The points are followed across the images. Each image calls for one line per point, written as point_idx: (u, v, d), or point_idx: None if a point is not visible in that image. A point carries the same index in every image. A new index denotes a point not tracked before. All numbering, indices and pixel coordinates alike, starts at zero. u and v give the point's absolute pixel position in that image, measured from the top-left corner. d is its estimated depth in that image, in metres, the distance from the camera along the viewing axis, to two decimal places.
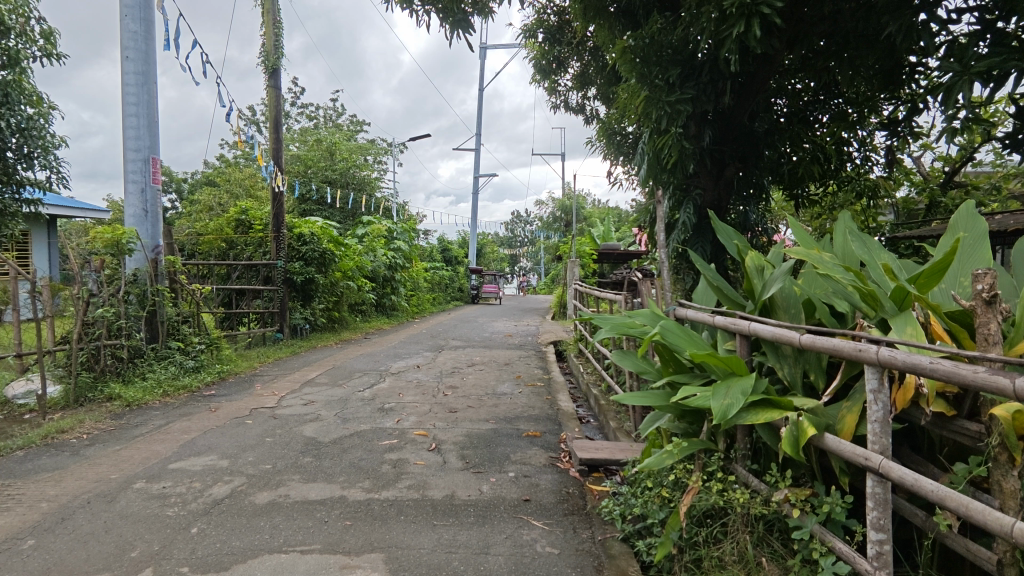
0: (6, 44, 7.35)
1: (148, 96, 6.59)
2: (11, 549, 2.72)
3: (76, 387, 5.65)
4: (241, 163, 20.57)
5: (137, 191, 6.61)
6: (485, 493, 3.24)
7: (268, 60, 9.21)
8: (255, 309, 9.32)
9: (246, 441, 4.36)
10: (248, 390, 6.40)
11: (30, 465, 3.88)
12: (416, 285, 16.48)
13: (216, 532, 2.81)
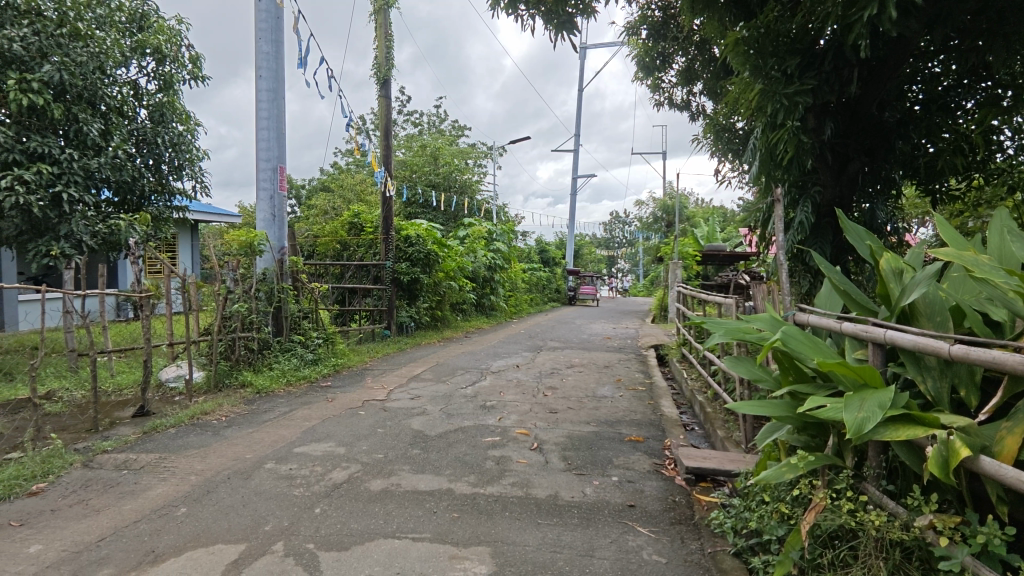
0: (162, 69, 8.36)
1: (277, 110, 7.20)
2: (168, 514, 3.09)
3: (216, 374, 6.30)
4: (353, 170, 21.95)
5: (267, 197, 7.23)
6: (589, 496, 3.22)
7: (380, 71, 9.77)
8: (365, 307, 9.90)
9: (360, 430, 4.65)
10: (360, 383, 6.81)
11: (180, 442, 4.39)
12: (515, 285, 16.72)
13: (336, 513, 3.02)
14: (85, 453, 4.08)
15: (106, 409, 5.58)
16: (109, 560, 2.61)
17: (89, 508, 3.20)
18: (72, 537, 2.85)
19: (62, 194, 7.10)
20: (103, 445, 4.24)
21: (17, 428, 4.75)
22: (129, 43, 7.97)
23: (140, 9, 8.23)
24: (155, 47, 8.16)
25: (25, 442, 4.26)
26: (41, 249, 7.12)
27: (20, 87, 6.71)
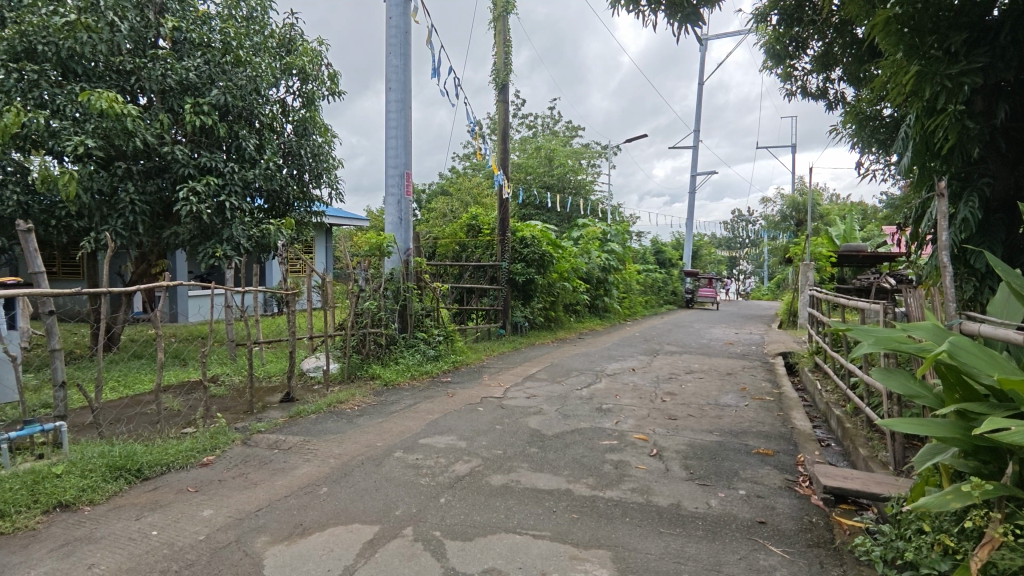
0: (305, 88, 9.20)
1: (404, 119, 7.62)
2: (312, 492, 3.41)
3: (349, 365, 6.82)
4: (470, 174, 22.76)
5: (395, 202, 7.68)
6: (714, 508, 3.08)
7: (499, 76, 10.02)
8: (482, 306, 10.22)
9: (479, 426, 4.81)
10: (478, 380, 7.05)
11: (321, 428, 4.81)
12: (630, 287, 16.38)
13: (460, 504, 3.15)
14: (244, 432, 4.60)
15: (259, 393, 6.26)
16: (265, 529, 2.93)
17: (249, 480, 3.61)
18: (236, 505, 3.23)
19: (225, 203, 8.04)
20: (258, 426, 4.76)
21: (191, 407, 5.47)
22: (280, 65, 8.87)
23: (289, 34, 9.14)
24: (301, 67, 8.99)
25: (198, 419, 4.90)
26: (208, 251, 8.08)
27: (194, 110, 7.74)
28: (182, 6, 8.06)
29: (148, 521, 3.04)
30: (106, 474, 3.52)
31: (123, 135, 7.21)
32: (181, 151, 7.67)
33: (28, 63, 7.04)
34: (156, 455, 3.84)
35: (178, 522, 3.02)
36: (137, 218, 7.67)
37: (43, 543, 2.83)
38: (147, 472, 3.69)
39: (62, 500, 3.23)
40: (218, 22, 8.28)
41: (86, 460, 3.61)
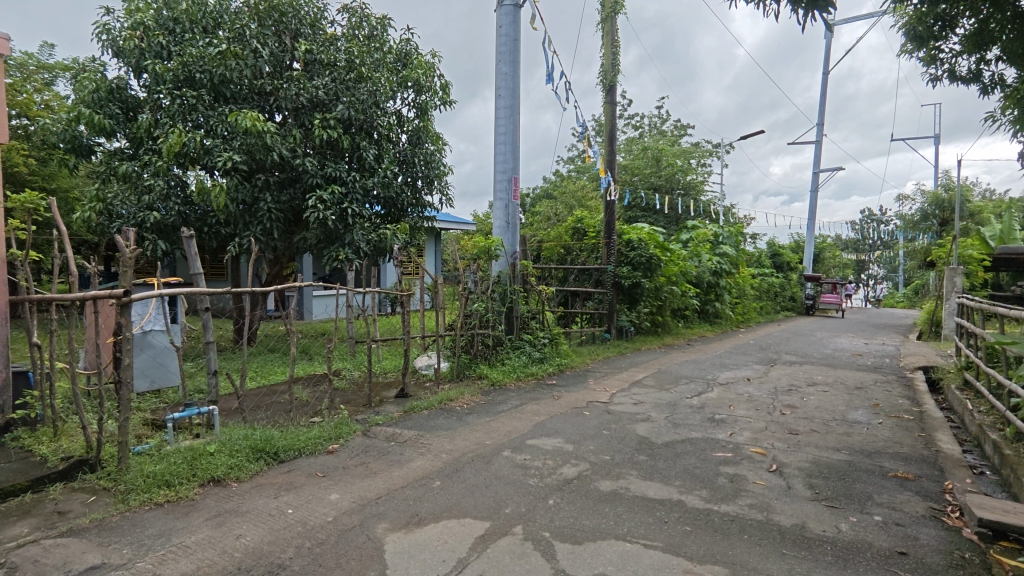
0: (420, 99, 9.67)
1: (513, 125, 7.76)
2: (427, 485, 3.57)
3: (459, 364, 7.07)
4: (575, 177, 22.75)
5: (502, 206, 7.84)
6: (844, 533, 2.84)
7: (607, 77, 9.93)
8: (587, 310, 10.17)
9: (586, 430, 4.79)
10: (583, 384, 7.02)
11: (433, 423, 5.03)
12: (743, 292, 15.51)
13: (569, 507, 3.16)
14: (364, 424, 4.92)
15: (376, 388, 6.66)
16: (385, 516, 3.11)
17: (369, 470, 3.86)
18: (359, 492, 3.46)
19: (347, 210, 8.64)
20: (377, 419, 5.07)
21: (318, 398, 5.93)
22: (397, 79, 9.38)
23: (405, 49, 9.64)
24: (416, 79, 9.45)
25: (324, 409, 5.31)
26: (332, 254, 8.71)
27: (322, 125, 8.42)
28: (313, 30, 8.79)
29: (284, 500, 3.34)
30: (249, 455, 3.92)
31: (262, 149, 7.99)
32: (311, 163, 8.36)
33: (188, 89, 8.01)
34: (290, 440, 4.21)
35: (309, 503, 3.30)
36: (273, 224, 8.45)
37: (201, 512, 3.21)
38: (283, 456, 4.06)
39: (215, 476, 3.64)
40: (343, 42, 8.95)
41: (233, 441, 4.04)
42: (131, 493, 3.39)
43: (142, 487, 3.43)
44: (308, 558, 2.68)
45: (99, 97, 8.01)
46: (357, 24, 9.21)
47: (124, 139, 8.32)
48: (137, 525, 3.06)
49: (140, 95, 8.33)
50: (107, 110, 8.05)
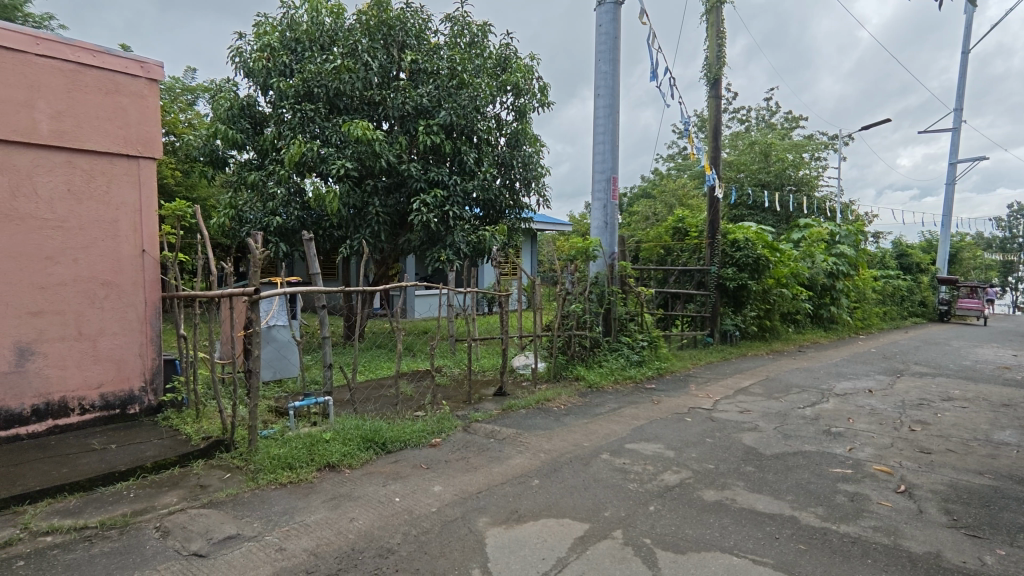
0: (518, 102, 9.80)
1: (612, 124, 7.66)
2: (525, 483, 3.62)
3: (556, 365, 7.09)
4: (675, 175, 22.07)
5: (600, 206, 7.75)
6: (990, 566, 2.54)
7: (711, 71, 9.54)
8: (687, 312, 9.82)
9: (688, 437, 4.63)
10: (684, 389, 6.78)
11: (531, 423, 5.09)
12: (864, 295, 14.25)
13: (671, 515, 3.07)
14: (465, 420, 5.07)
15: (475, 386, 6.84)
16: (486, 510, 3.19)
17: (470, 464, 3.98)
18: (461, 485, 3.58)
19: (449, 212, 8.96)
20: (477, 416, 5.21)
21: (421, 393, 6.19)
22: (497, 83, 9.56)
23: (505, 53, 9.82)
24: (515, 83, 9.58)
25: (427, 404, 5.53)
26: (434, 255, 9.05)
27: (426, 131, 8.79)
28: (418, 41, 9.18)
29: (392, 489, 3.53)
30: (361, 444, 4.18)
31: (372, 156, 8.48)
32: (415, 168, 8.74)
33: (307, 103, 8.67)
34: (397, 432, 4.43)
35: (415, 493, 3.46)
36: (380, 227, 8.93)
37: (319, 494, 3.47)
38: (390, 446, 4.29)
39: (330, 462, 3.91)
40: (446, 51, 9.27)
41: (346, 430, 4.32)
42: (259, 473, 3.73)
43: (268, 468, 3.76)
44: (415, 545, 2.82)
45: (233, 114, 8.87)
46: (460, 32, 9.50)
47: (252, 151, 9.16)
48: (265, 502, 3.36)
49: (266, 111, 9.13)
50: (239, 125, 8.91)
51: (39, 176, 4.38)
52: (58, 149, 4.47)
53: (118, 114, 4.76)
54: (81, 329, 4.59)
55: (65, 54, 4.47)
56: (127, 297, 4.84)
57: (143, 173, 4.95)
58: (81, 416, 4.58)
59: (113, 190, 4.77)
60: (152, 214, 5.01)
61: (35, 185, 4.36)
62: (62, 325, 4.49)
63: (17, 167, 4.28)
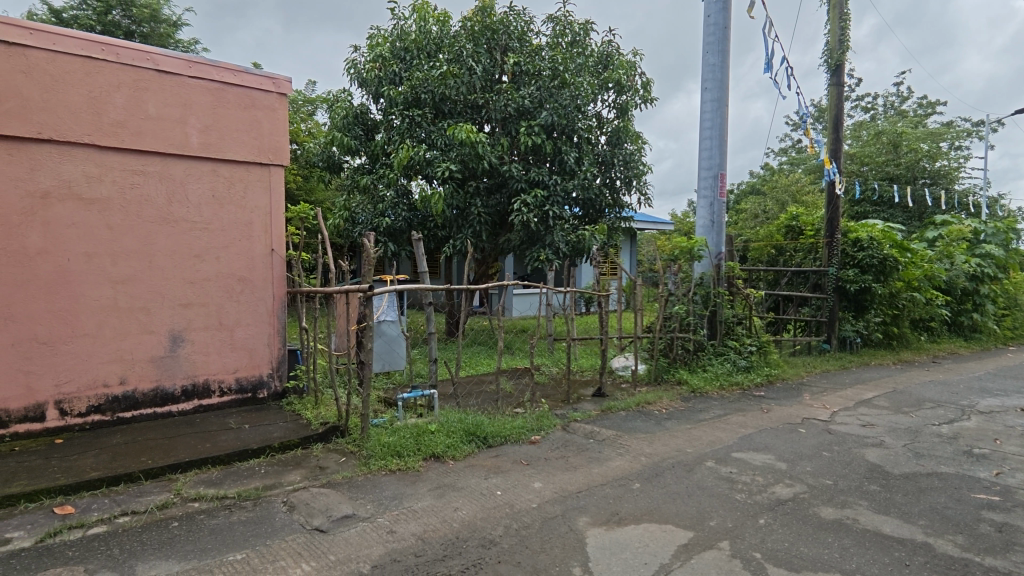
0: (621, 99, 9.66)
1: (720, 118, 7.33)
2: (626, 485, 3.57)
3: (656, 368, 6.92)
4: (788, 170, 20.68)
5: (706, 204, 7.44)
6: None
7: (832, 57, 8.85)
8: (801, 316, 9.18)
9: (802, 449, 4.34)
10: (797, 398, 6.36)
11: (632, 425, 5.01)
12: (1015, 302, 12.56)
13: (783, 530, 2.91)
14: (564, 419, 5.10)
15: (574, 385, 6.84)
16: (586, 510, 3.19)
17: (570, 463, 3.99)
18: (561, 483, 3.60)
19: (549, 212, 9.00)
20: (576, 415, 5.21)
21: (520, 391, 6.29)
22: (599, 81, 9.49)
23: (607, 51, 9.71)
24: (617, 80, 9.45)
25: (526, 401, 5.61)
26: (534, 254, 9.13)
27: (528, 132, 8.89)
28: (520, 43, 9.31)
29: (493, 482, 3.63)
30: (463, 437, 4.32)
31: (475, 158, 8.71)
32: (517, 169, 8.88)
33: (415, 108, 9.08)
34: (498, 427, 4.54)
35: (516, 488, 3.53)
36: (482, 227, 9.14)
37: (425, 482, 3.65)
38: (491, 441, 4.40)
39: (435, 452, 4.09)
40: (548, 51, 9.32)
41: (450, 422, 4.48)
42: (371, 459, 3.97)
43: (379, 454, 3.99)
44: (516, 538, 2.88)
45: (348, 121, 9.48)
46: (562, 32, 9.51)
47: (364, 157, 9.73)
48: (377, 487, 3.58)
49: (377, 118, 9.67)
50: (353, 132, 9.50)
51: (190, 183, 4.95)
52: (205, 159, 5.02)
53: (253, 126, 5.26)
54: (222, 320, 5.13)
55: (212, 75, 5.00)
56: (259, 292, 5.34)
57: (273, 179, 5.43)
58: (220, 398, 5.12)
59: (249, 195, 5.28)
60: (280, 217, 5.48)
61: (186, 191, 4.93)
62: (206, 316, 5.04)
63: (172, 176, 4.86)
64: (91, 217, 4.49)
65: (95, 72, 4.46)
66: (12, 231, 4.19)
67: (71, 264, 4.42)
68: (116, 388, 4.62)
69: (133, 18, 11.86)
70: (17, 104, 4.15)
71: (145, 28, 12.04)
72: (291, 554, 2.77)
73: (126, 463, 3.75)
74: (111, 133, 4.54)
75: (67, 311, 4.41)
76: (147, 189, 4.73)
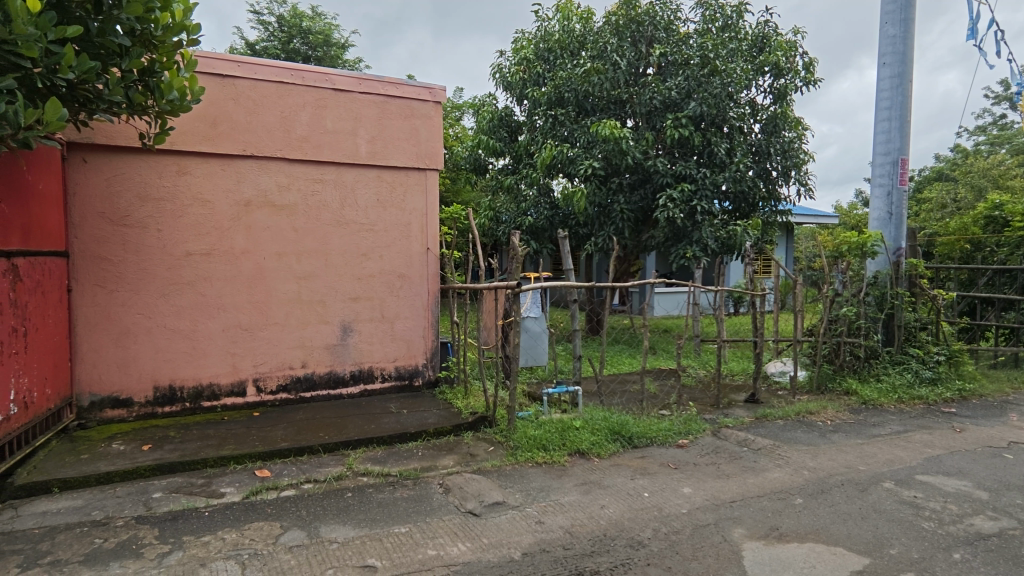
0: (778, 83, 8.93)
1: (903, 97, 6.48)
2: (786, 500, 3.31)
3: (819, 375, 6.31)
4: (986, 151, 17.71)
5: (884, 194, 6.62)
6: None
7: None
8: (1004, 324, 7.76)
9: (1009, 478, 3.70)
10: (1000, 418, 5.43)
11: (791, 436, 4.63)
12: None
13: (985, 570, 2.51)
14: (713, 424, 4.86)
15: (724, 389, 6.47)
16: (741, 521, 3.03)
17: (722, 471, 3.79)
18: (713, 491, 3.44)
19: (696, 207, 8.61)
20: (727, 421, 4.94)
21: (666, 392, 6.10)
22: (753, 66, 8.87)
23: (762, 32, 9.04)
24: (775, 62, 8.76)
25: (672, 403, 5.43)
26: (680, 251, 8.79)
27: (675, 124, 8.56)
28: (667, 32, 8.98)
29: (640, 483, 3.57)
30: (608, 435, 4.30)
31: (619, 155, 8.56)
32: (662, 163, 8.61)
33: (559, 108, 9.18)
34: (644, 428, 4.45)
35: (664, 492, 3.44)
36: (625, 224, 8.99)
37: (571, 477, 3.70)
38: (636, 441, 4.33)
39: (580, 448, 4.12)
40: (696, 38, 8.89)
41: (595, 420, 4.47)
42: (518, 450, 4.10)
43: (526, 446, 4.12)
44: (666, 542, 2.81)
45: (493, 124, 9.84)
46: (712, 16, 9.03)
47: (509, 157, 10.03)
48: (525, 477, 3.70)
49: (521, 119, 9.94)
50: (498, 135, 9.86)
51: (359, 189, 5.48)
52: (371, 167, 5.52)
53: (413, 134, 5.68)
54: (384, 313, 5.61)
55: (377, 90, 5.49)
56: (415, 288, 5.76)
57: (429, 182, 5.81)
58: (382, 384, 5.61)
59: (408, 198, 5.71)
60: (435, 217, 5.86)
61: (356, 196, 5.47)
62: (371, 309, 5.55)
63: (345, 183, 5.42)
64: (281, 221, 5.17)
65: (286, 95, 5.11)
66: (223, 234, 4.96)
67: (266, 262, 5.12)
68: (299, 370, 5.27)
69: (310, 44, 13.40)
70: (228, 126, 4.90)
71: (319, 52, 13.54)
72: (449, 533, 2.96)
73: (307, 437, 4.27)
74: (298, 147, 5.18)
75: (263, 302, 5.12)
76: (324, 196, 5.33)
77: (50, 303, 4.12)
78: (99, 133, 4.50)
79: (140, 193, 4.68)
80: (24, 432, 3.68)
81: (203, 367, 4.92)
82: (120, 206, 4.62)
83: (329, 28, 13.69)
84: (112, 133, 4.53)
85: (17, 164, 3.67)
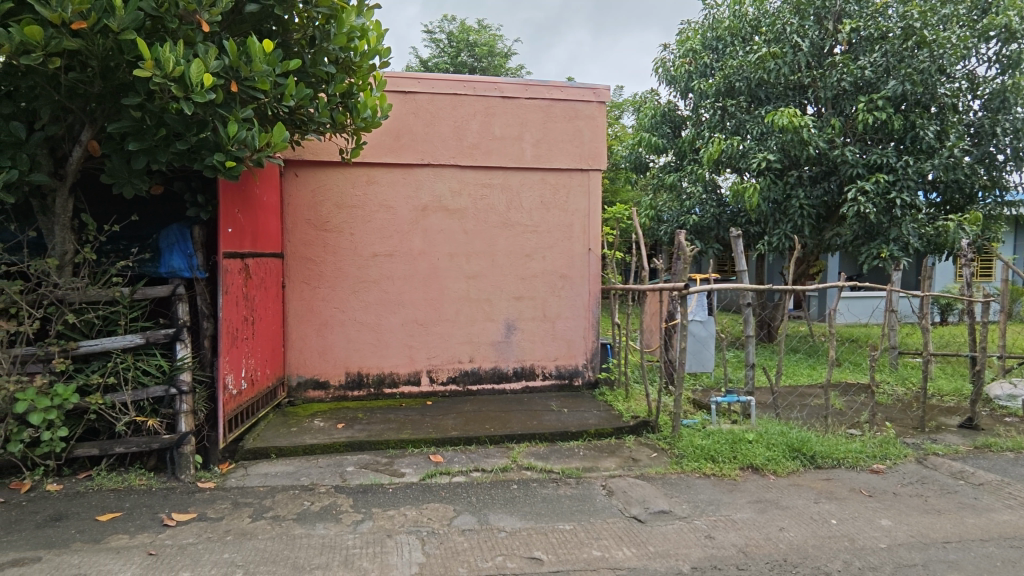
0: (1008, 49, 7.48)
1: None
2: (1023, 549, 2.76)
3: None
4: None
5: None
6: None
7: None
8: None
9: None
10: None
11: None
12: None
13: None
14: (918, 450, 4.21)
15: (931, 411, 5.57)
16: (960, 567, 2.59)
17: (930, 505, 3.27)
18: (920, 527, 2.99)
19: (895, 200, 7.54)
20: (935, 448, 4.24)
21: (856, 410, 5.42)
22: (974, 32, 7.54)
23: None
24: (1004, 24, 7.34)
25: (864, 422, 4.81)
26: (872, 251, 7.78)
27: (868, 108, 7.58)
28: (861, 4, 7.97)
29: (826, 509, 3.21)
30: (787, 452, 3.93)
31: (799, 146, 7.77)
32: (851, 152, 7.67)
33: (730, 98, 8.59)
34: (829, 447, 4.01)
35: (856, 521, 3.06)
36: (805, 221, 8.15)
37: (744, 493, 3.45)
38: (820, 462, 3.91)
39: (753, 463, 3.83)
40: (898, 7, 7.77)
41: (770, 434, 4.12)
42: (684, 459, 3.93)
43: (692, 456, 3.93)
44: None
45: (655, 121, 9.55)
46: None
47: (672, 154, 9.64)
48: (692, 488, 3.53)
49: (685, 113, 9.52)
50: (660, 131, 9.53)
51: (524, 192, 5.66)
52: (536, 170, 5.67)
53: (576, 136, 5.72)
54: (545, 312, 5.74)
55: (543, 94, 5.62)
56: (576, 287, 5.80)
57: (592, 182, 5.80)
58: (543, 381, 5.74)
59: (571, 199, 5.77)
60: (597, 218, 5.84)
61: (521, 199, 5.66)
62: (533, 308, 5.71)
63: (511, 186, 5.64)
64: (453, 224, 5.53)
65: (459, 106, 5.46)
66: (403, 237, 5.45)
67: (440, 262, 5.52)
68: (467, 364, 5.60)
69: (476, 56, 14.16)
70: (410, 138, 5.37)
71: (484, 63, 14.22)
72: (614, 536, 2.94)
73: (475, 428, 4.52)
74: (469, 154, 5.50)
75: (436, 299, 5.53)
76: (492, 199, 5.60)
77: (270, 296, 4.86)
78: (307, 151, 5.21)
79: (337, 202, 5.32)
80: (251, 405, 4.38)
81: (385, 357, 5.46)
82: (322, 214, 5.30)
83: (494, 39, 14.35)
84: (317, 150, 5.22)
85: (251, 180, 4.38)
